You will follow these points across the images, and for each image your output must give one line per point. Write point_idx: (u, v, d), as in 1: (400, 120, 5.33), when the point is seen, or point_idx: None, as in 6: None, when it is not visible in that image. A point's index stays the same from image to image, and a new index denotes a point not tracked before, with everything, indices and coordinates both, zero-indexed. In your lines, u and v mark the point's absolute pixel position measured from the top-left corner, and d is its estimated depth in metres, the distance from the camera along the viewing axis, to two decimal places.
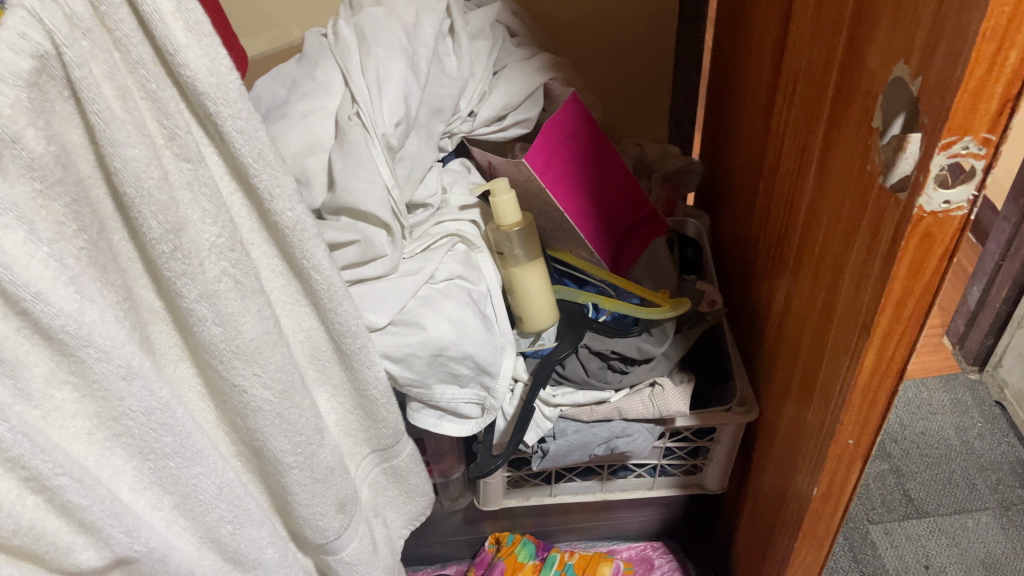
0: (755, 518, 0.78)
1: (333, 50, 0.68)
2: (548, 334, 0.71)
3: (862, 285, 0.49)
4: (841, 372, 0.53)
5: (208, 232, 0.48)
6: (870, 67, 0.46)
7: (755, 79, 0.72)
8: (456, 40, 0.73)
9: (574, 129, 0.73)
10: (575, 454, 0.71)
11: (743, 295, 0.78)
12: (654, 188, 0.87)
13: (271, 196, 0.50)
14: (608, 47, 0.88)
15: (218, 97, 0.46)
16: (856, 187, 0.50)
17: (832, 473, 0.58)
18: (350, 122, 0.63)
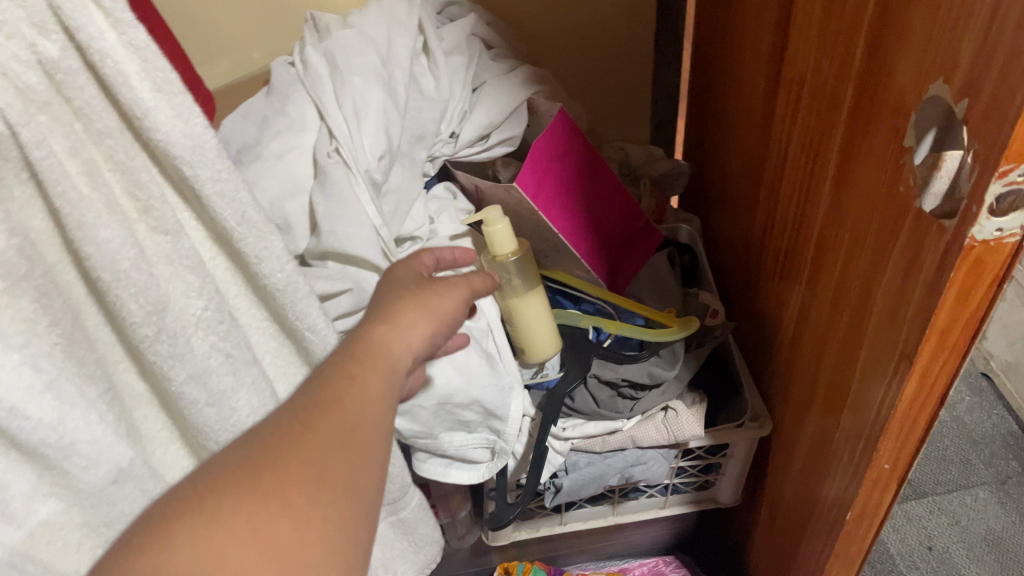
0: (773, 530, 0.76)
1: (304, 80, 0.63)
2: (551, 363, 0.68)
3: (900, 312, 0.46)
4: (877, 397, 0.51)
5: (194, 306, 0.44)
6: (900, 82, 0.43)
7: (749, 82, 0.69)
8: (432, 59, 0.69)
9: (563, 145, 0.70)
10: (590, 487, 0.69)
11: (746, 304, 0.75)
12: (643, 195, 0.84)
13: (258, 259, 0.46)
14: (585, 51, 0.84)
15: (194, 160, 0.42)
16: (886, 207, 0.47)
17: (866, 496, 0.56)
18: (329, 160, 0.59)
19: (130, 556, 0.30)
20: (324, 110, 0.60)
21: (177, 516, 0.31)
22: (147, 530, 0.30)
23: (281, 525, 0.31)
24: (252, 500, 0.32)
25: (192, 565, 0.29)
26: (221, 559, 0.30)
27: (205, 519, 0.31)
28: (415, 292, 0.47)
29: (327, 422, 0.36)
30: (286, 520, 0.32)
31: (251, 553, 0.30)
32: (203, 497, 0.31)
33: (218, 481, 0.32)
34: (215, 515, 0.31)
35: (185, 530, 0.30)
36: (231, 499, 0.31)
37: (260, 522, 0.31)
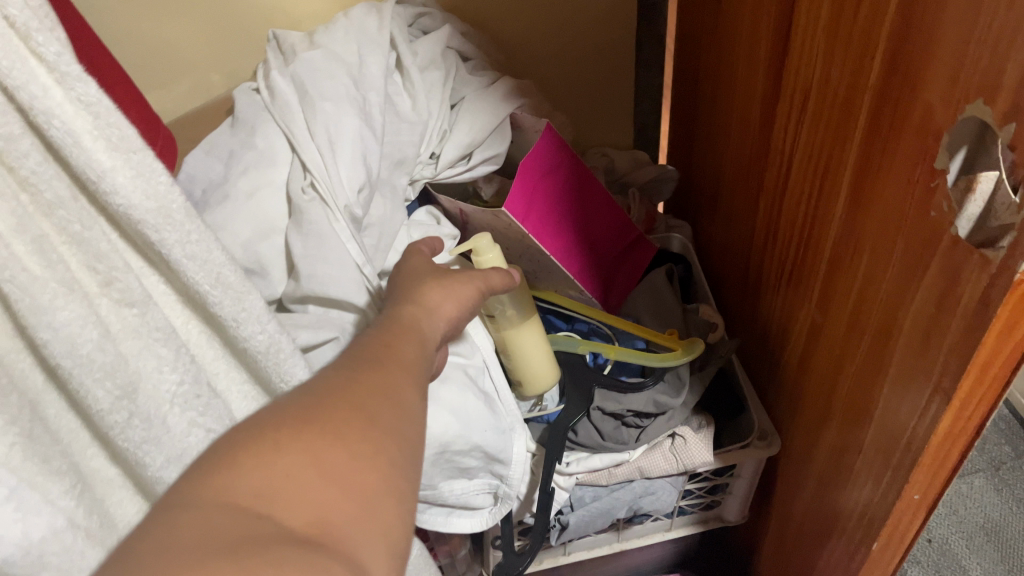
0: (783, 548, 0.74)
1: (271, 108, 0.58)
2: (550, 395, 0.65)
3: (933, 342, 0.43)
4: (907, 427, 0.48)
5: (167, 381, 0.39)
6: (925, 101, 0.40)
7: (743, 86, 0.66)
8: (406, 76, 0.64)
9: (551, 161, 0.65)
10: (597, 521, 0.66)
11: (746, 316, 0.72)
12: (631, 205, 0.80)
13: (236, 323, 0.42)
14: (564, 56, 0.80)
15: (160, 223, 0.37)
16: (912, 231, 0.44)
17: (893, 525, 0.53)
18: (305, 196, 0.54)
19: (190, 478, 0.28)
20: (296, 141, 0.56)
21: (237, 446, 0.29)
22: (205, 459, 0.29)
23: (338, 457, 0.30)
24: (309, 431, 0.30)
25: (258, 483, 0.28)
26: (283, 480, 0.28)
27: (268, 446, 0.29)
28: (432, 279, 0.48)
29: (371, 377, 0.35)
30: (342, 451, 0.30)
31: (311, 477, 0.29)
32: (264, 430, 0.30)
33: (272, 418, 0.31)
34: (273, 443, 0.29)
35: (248, 454, 0.29)
36: (289, 432, 0.30)
37: (318, 450, 0.30)
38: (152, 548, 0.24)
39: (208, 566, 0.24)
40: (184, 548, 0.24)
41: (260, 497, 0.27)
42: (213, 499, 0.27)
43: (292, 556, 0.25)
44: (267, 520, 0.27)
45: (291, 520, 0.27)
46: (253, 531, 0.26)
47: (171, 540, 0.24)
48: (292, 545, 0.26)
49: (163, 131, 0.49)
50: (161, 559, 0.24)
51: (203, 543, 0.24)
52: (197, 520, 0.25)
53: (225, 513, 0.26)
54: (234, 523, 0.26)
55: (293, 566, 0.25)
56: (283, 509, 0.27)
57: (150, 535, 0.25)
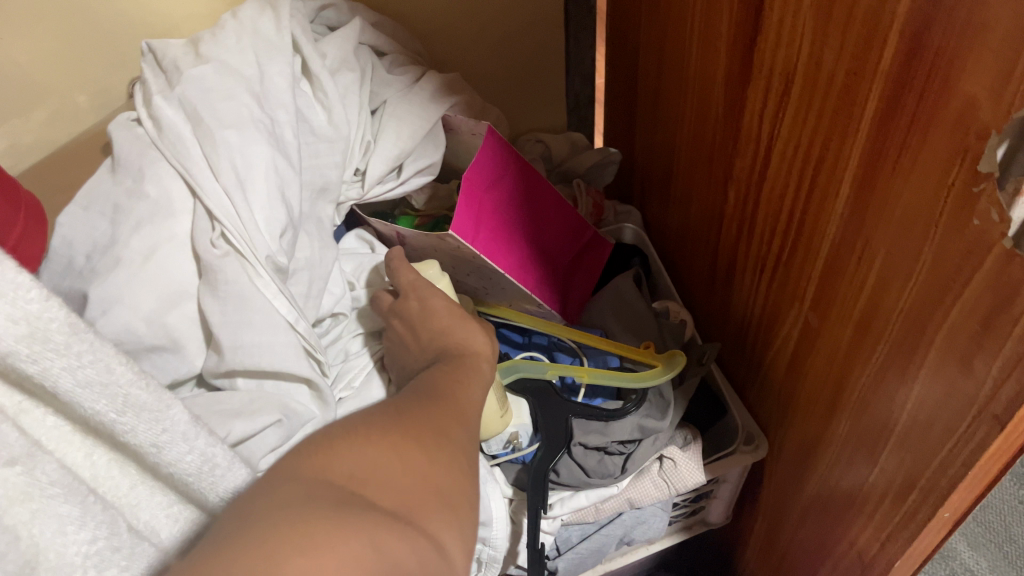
0: (775, 548, 0.70)
1: (158, 144, 0.47)
2: (523, 432, 0.57)
3: (978, 362, 0.38)
4: (940, 443, 0.43)
5: (75, 544, 0.30)
6: (967, 92, 0.34)
7: (698, 64, 0.59)
8: (316, 84, 0.55)
9: (497, 169, 0.57)
10: (588, 561, 0.60)
11: (717, 311, 0.67)
12: (578, 197, 0.73)
13: (158, 449, 0.33)
14: (486, 38, 0.71)
15: (37, 350, 0.28)
16: (947, 239, 0.38)
17: (918, 541, 0.49)
18: (216, 252, 0.44)
19: (291, 461, 0.30)
20: (196, 184, 0.46)
21: (330, 438, 0.31)
22: (302, 448, 0.31)
23: (418, 454, 0.32)
24: (392, 432, 0.32)
25: (350, 466, 0.30)
26: (372, 466, 0.30)
27: (364, 437, 0.31)
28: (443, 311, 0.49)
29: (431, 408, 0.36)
30: (421, 452, 0.32)
31: (395, 467, 0.30)
32: (358, 428, 0.32)
33: (359, 422, 0.33)
34: (360, 438, 0.31)
35: (341, 443, 0.31)
36: (375, 431, 0.32)
37: (400, 447, 0.32)
38: (267, 509, 0.27)
39: (317, 515, 0.26)
40: (292, 504, 0.27)
41: (353, 477, 0.29)
42: (312, 476, 0.29)
43: (382, 521, 0.27)
44: (358, 493, 0.28)
45: (380, 495, 0.29)
46: (348, 499, 0.28)
47: (280, 504, 0.27)
48: (382, 514, 0.28)
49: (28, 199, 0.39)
50: (275, 515, 0.26)
51: (307, 503, 0.27)
52: (298, 490, 0.28)
53: (330, 482, 0.29)
54: (332, 491, 0.28)
55: (382, 529, 0.27)
56: (372, 485, 0.29)
57: (260, 505, 0.27)
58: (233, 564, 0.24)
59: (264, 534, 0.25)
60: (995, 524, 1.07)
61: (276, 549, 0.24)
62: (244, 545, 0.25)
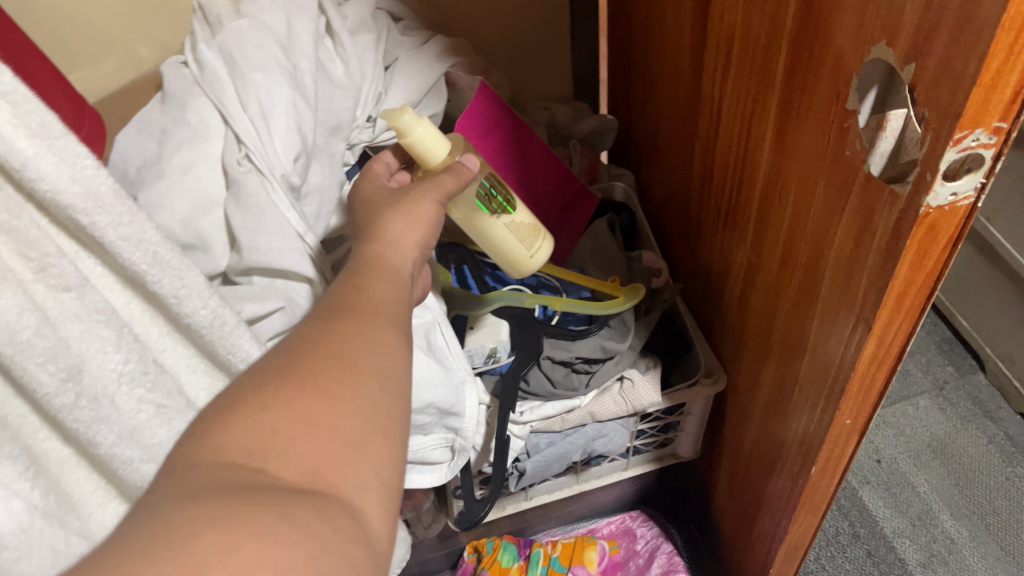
0: (736, 479, 0.77)
1: (200, 82, 0.57)
2: (503, 349, 0.65)
3: (853, 277, 0.45)
4: (835, 353, 0.50)
5: (112, 361, 0.40)
6: (836, 45, 0.42)
7: (672, 34, 0.66)
8: (336, 41, 0.64)
9: (488, 120, 0.66)
10: (553, 465, 0.69)
11: (690, 260, 0.74)
12: (573, 157, 0.81)
13: (178, 300, 0.42)
14: (497, 12, 0.80)
15: (90, 207, 0.38)
16: (832, 173, 0.45)
17: (830, 449, 0.56)
18: (240, 169, 0.54)
19: (186, 446, 0.30)
20: (228, 114, 0.56)
21: (223, 408, 0.32)
22: (196, 427, 0.31)
23: (323, 408, 0.32)
24: (291, 385, 0.33)
25: (249, 440, 0.30)
26: (274, 434, 0.31)
27: (257, 404, 0.32)
28: (380, 213, 0.49)
29: (365, 291, 0.40)
30: (325, 402, 0.32)
31: (298, 428, 0.31)
32: (253, 389, 0.32)
33: (253, 382, 0.33)
34: (260, 402, 0.32)
35: (234, 417, 0.31)
36: (272, 390, 0.32)
37: (301, 402, 0.32)
38: (166, 508, 0.27)
39: (215, 503, 0.27)
40: (194, 498, 0.27)
41: (254, 454, 0.30)
42: (210, 461, 0.29)
43: (291, 501, 0.28)
44: (263, 472, 0.29)
45: (283, 471, 0.30)
46: (250, 480, 0.29)
47: (179, 495, 0.27)
48: (292, 495, 0.28)
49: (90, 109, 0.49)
50: (174, 513, 0.26)
51: (207, 492, 0.27)
52: (199, 477, 0.28)
53: (226, 466, 0.29)
54: (235, 479, 0.29)
55: (292, 508, 0.28)
56: (276, 459, 0.30)
57: (161, 493, 0.28)
58: (139, 555, 0.24)
59: (166, 522, 0.26)
60: (979, 499, 1.13)
61: (183, 539, 0.25)
62: (142, 537, 0.25)
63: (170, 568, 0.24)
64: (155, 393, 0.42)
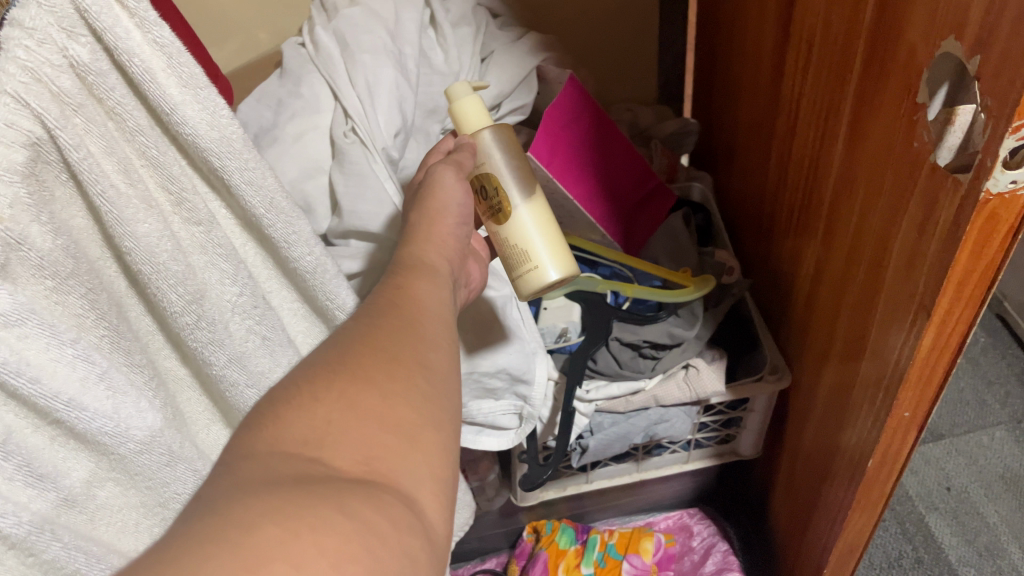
0: (794, 480, 0.78)
1: (316, 61, 0.63)
2: (574, 329, 0.69)
3: (915, 270, 0.47)
4: (893, 348, 0.52)
5: (228, 292, 0.45)
6: (909, 40, 0.44)
7: (756, 37, 0.69)
8: (439, 31, 0.69)
9: (573, 112, 0.70)
10: (615, 445, 0.72)
11: (762, 260, 0.76)
12: (654, 156, 0.84)
13: (287, 244, 0.47)
14: (588, 16, 0.85)
15: (222, 151, 0.43)
16: (900, 167, 0.47)
17: (886, 446, 0.57)
18: (346, 139, 0.59)
19: (245, 435, 0.33)
20: (338, 91, 0.61)
21: (277, 401, 0.35)
22: (252, 418, 0.34)
23: (373, 398, 0.35)
24: (341, 377, 0.36)
25: (304, 430, 0.33)
26: (328, 424, 0.34)
27: (307, 396, 0.35)
28: (444, 193, 0.53)
29: (407, 288, 0.44)
30: (374, 393, 0.36)
31: (350, 419, 0.34)
32: (301, 383, 0.36)
33: (305, 374, 0.36)
34: (310, 395, 0.35)
35: (288, 410, 0.34)
36: (323, 383, 0.35)
37: (351, 393, 0.35)
38: (229, 497, 0.29)
39: (275, 491, 0.29)
40: (255, 488, 0.30)
41: (308, 443, 0.33)
42: (267, 449, 0.32)
43: (347, 492, 0.31)
44: (317, 461, 0.32)
45: (336, 461, 0.33)
46: (308, 473, 0.31)
47: (241, 484, 0.30)
48: (346, 485, 0.31)
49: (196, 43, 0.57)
50: (237, 500, 0.29)
51: (266, 483, 0.30)
52: (258, 469, 0.31)
53: (283, 457, 0.32)
54: (292, 468, 0.31)
55: (347, 499, 0.30)
56: (329, 449, 0.33)
57: (225, 479, 0.31)
58: (207, 543, 0.26)
59: (232, 508, 0.28)
60: None
61: (248, 527, 0.27)
62: (209, 522, 0.27)
63: (236, 557, 0.26)
64: (260, 325, 0.48)
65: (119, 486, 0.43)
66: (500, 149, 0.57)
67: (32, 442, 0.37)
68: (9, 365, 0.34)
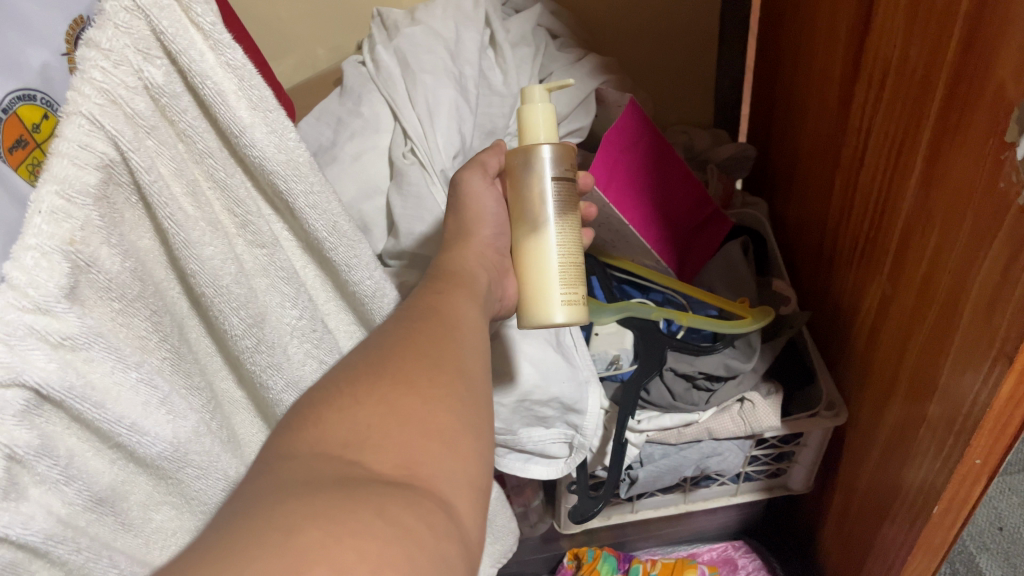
0: (845, 519, 0.75)
1: (376, 80, 0.63)
2: (626, 357, 0.68)
3: (995, 313, 0.45)
4: (966, 386, 0.50)
5: (288, 315, 0.45)
6: (997, 73, 0.42)
7: (823, 61, 0.67)
8: (498, 52, 0.69)
9: (632, 136, 0.68)
10: (665, 477, 0.70)
11: (821, 290, 0.74)
12: (710, 181, 0.82)
13: (348, 267, 0.47)
14: (645, 37, 0.84)
15: (288, 174, 0.42)
16: (981, 205, 0.46)
17: (954, 492, 0.55)
18: (405, 160, 0.59)
19: (286, 437, 0.33)
20: (398, 110, 0.61)
21: (318, 404, 0.34)
22: (293, 420, 0.34)
23: (414, 404, 0.35)
24: (383, 383, 0.35)
25: (346, 433, 0.32)
26: (368, 428, 0.33)
27: (347, 400, 0.34)
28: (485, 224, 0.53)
29: (443, 304, 0.44)
30: (415, 399, 0.35)
31: (390, 424, 0.33)
32: (342, 387, 0.35)
33: (345, 378, 0.36)
34: (351, 401, 0.34)
35: (330, 413, 0.33)
36: (365, 388, 0.35)
37: (393, 398, 0.34)
38: (268, 499, 0.28)
39: (321, 494, 0.28)
40: (297, 489, 0.29)
41: (349, 446, 0.32)
42: (310, 451, 0.32)
43: (387, 495, 0.29)
44: (358, 463, 0.31)
45: (376, 463, 0.31)
46: (350, 475, 0.30)
47: (284, 487, 0.29)
48: (387, 487, 0.30)
49: (254, 50, 0.57)
50: (278, 502, 0.28)
51: (308, 486, 0.29)
52: (300, 472, 0.30)
53: (325, 459, 0.31)
54: (333, 470, 0.30)
55: (387, 502, 0.29)
56: (370, 451, 0.32)
57: (265, 482, 0.30)
58: (246, 545, 0.25)
59: (276, 512, 0.27)
60: None
61: (289, 529, 0.26)
62: (254, 527, 0.26)
63: (277, 560, 0.25)
64: (316, 345, 0.47)
65: (174, 510, 0.42)
66: (553, 167, 0.53)
67: (94, 466, 0.37)
68: (76, 391, 0.33)
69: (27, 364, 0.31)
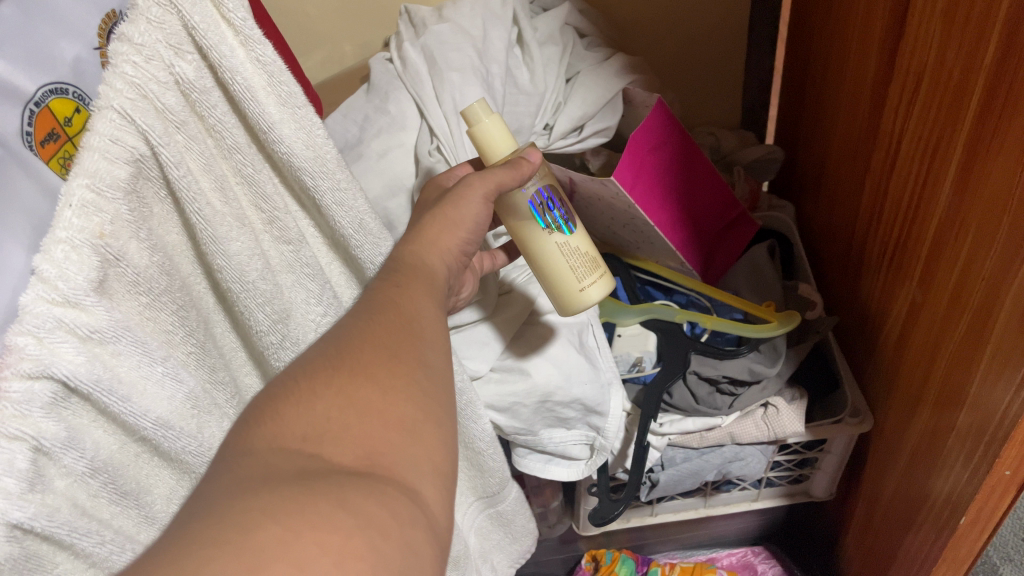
0: (869, 527, 0.74)
1: (403, 77, 0.63)
2: (648, 359, 0.67)
3: None
4: (998, 397, 0.49)
5: (314, 312, 0.46)
6: None
7: (857, 61, 0.66)
8: (526, 50, 0.68)
9: (660, 137, 0.67)
10: (686, 481, 0.70)
11: (848, 294, 0.73)
12: (736, 183, 0.81)
13: (372, 264, 0.47)
14: (673, 36, 0.83)
15: (316, 171, 0.42)
16: (1016, 214, 0.45)
17: (982, 502, 0.54)
18: (430, 157, 0.59)
19: (241, 435, 0.29)
20: (424, 108, 0.61)
21: (277, 396, 0.30)
22: (251, 414, 0.30)
23: (373, 394, 0.30)
24: (342, 372, 0.31)
25: (305, 427, 0.29)
26: (329, 421, 0.29)
27: (305, 393, 0.30)
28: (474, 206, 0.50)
29: (422, 261, 0.41)
30: (374, 388, 0.31)
31: (351, 416, 0.29)
32: (299, 379, 0.31)
33: (303, 367, 0.31)
34: (308, 391, 0.30)
35: (286, 406, 0.29)
36: (323, 377, 0.31)
37: (353, 388, 0.30)
38: (227, 495, 0.25)
39: (279, 489, 0.25)
40: (256, 484, 0.26)
41: (309, 438, 0.28)
42: (267, 447, 0.28)
43: (347, 486, 0.26)
44: (319, 457, 0.28)
45: (336, 455, 0.28)
46: (311, 469, 0.27)
47: (242, 484, 0.26)
48: (348, 479, 0.27)
49: (283, 46, 0.57)
50: (234, 498, 0.25)
51: (267, 481, 0.26)
52: (256, 468, 0.27)
53: (283, 456, 0.28)
54: (291, 465, 0.27)
55: (348, 493, 0.26)
56: (332, 443, 0.28)
57: (218, 482, 0.27)
58: (203, 545, 0.23)
59: (234, 508, 0.25)
60: None
61: (245, 526, 0.24)
62: (212, 524, 0.24)
63: (231, 563, 0.22)
64: None
65: None
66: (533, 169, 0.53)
67: (120, 459, 0.37)
68: (103, 383, 0.33)
69: (56, 357, 0.31)
